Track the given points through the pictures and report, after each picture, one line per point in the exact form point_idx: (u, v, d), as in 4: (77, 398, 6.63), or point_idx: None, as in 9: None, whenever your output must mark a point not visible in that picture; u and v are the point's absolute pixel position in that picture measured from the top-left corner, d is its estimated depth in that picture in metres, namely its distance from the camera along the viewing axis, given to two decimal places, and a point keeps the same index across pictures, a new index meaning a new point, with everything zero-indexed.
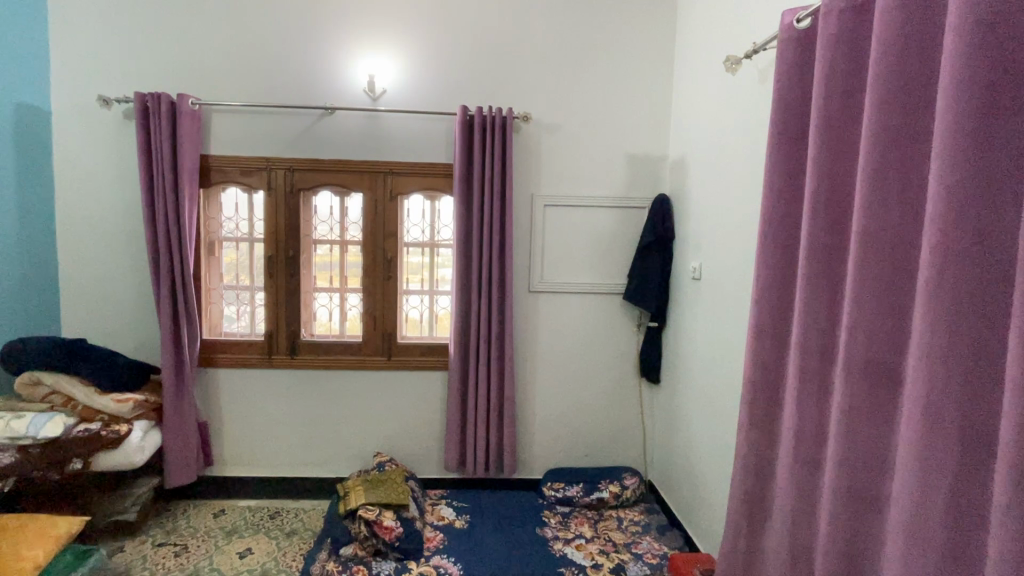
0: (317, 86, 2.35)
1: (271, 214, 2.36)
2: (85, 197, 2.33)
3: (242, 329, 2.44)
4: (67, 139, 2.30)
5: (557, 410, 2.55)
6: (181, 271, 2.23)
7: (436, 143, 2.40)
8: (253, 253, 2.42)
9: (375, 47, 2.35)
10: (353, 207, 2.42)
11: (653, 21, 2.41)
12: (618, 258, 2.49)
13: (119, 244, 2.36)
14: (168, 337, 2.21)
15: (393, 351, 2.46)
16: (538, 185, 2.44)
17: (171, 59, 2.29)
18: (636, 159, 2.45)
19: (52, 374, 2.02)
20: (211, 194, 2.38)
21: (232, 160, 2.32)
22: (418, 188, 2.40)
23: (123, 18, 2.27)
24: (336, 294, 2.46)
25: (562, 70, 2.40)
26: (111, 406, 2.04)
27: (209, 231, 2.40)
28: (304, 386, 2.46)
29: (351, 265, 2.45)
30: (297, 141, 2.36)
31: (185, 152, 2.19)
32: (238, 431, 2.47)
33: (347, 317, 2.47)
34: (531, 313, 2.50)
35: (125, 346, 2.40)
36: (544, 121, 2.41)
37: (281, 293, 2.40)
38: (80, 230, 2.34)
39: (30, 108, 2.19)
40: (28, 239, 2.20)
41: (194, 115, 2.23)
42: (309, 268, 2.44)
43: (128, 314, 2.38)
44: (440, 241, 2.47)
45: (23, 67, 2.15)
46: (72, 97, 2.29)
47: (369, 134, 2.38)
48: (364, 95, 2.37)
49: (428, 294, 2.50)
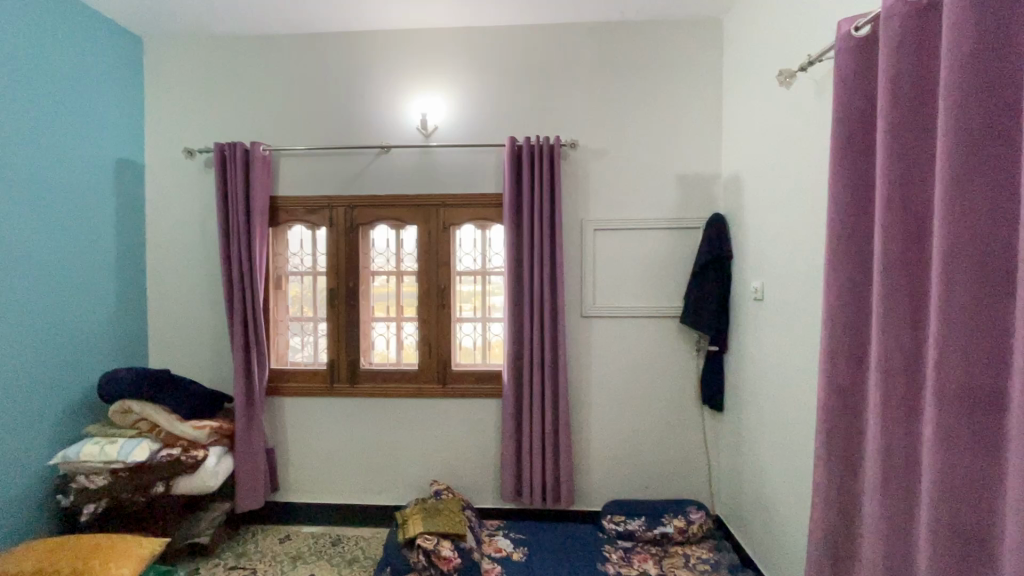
0: (374, 128, 2.50)
1: (332, 249, 2.49)
2: (171, 239, 2.56)
3: (306, 358, 2.56)
4: (157, 188, 2.56)
5: (615, 439, 2.47)
6: (253, 304, 2.38)
7: (485, 174, 2.47)
8: (316, 286, 2.55)
9: (428, 88, 2.48)
10: (408, 239, 2.52)
11: (698, 41, 2.40)
12: (673, 281, 2.43)
13: (199, 282, 2.56)
14: (240, 367, 2.36)
15: (447, 378, 2.50)
16: (586, 211, 2.44)
17: (246, 112, 2.52)
18: (687, 179, 2.41)
19: (140, 403, 2.16)
20: (279, 232, 2.55)
21: (298, 200, 2.49)
22: (469, 219, 2.47)
23: (205, 78, 2.53)
24: (393, 323, 2.54)
25: (608, 95, 2.43)
26: (189, 433, 2.18)
27: (277, 266, 2.56)
28: (363, 413, 2.53)
29: (407, 294, 2.53)
30: (356, 180, 2.50)
31: (257, 194, 2.37)
32: (303, 458, 2.55)
33: (403, 347, 2.54)
34: (584, 339, 2.46)
35: (202, 376, 2.57)
36: (591, 147, 2.44)
37: (341, 324, 2.51)
38: (166, 268, 2.56)
39: (127, 161, 2.45)
40: (123, 279, 2.43)
41: (265, 160, 2.42)
42: (366, 299, 2.54)
43: (205, 346, 2.56)
44: (491, 269, 2.51)
45: (123, 127, 2.43)
46: (162, 151, 2.55)
47: (422, 169, 2.48)
48: (417, 133, 2.49)
49: (480, 322, 2.53)
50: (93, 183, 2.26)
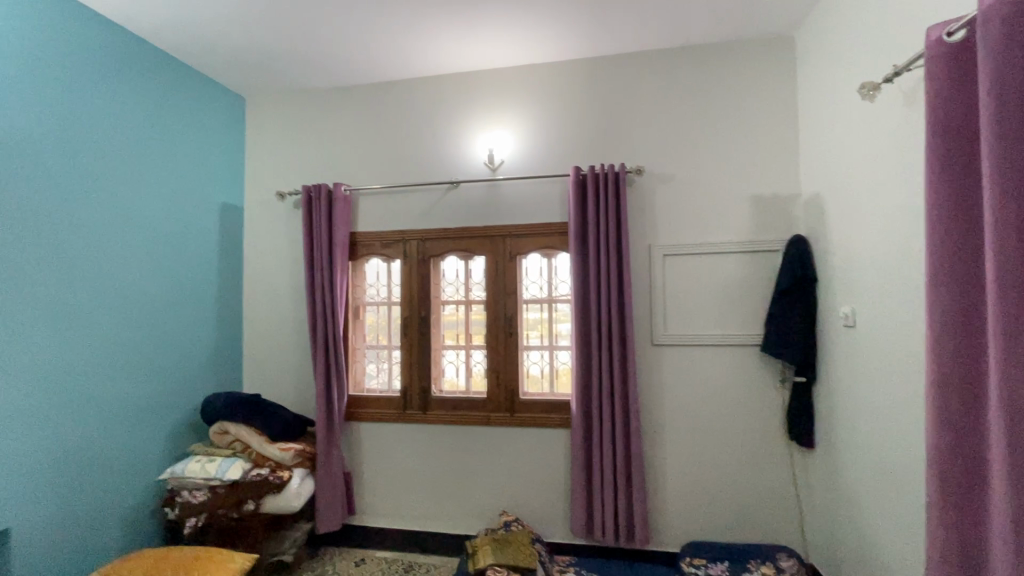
0: (444, 164, 2.63)
1: (406, 280, 2.62)
2: (265, 274, 2.80)
3: (381, 385, 2.67)
4: (254, 229, 2.83)
5: (692, 474, 2.34)
6: (334, 333, 2.54)
7: (550, 203, 2.51)
8: (391, 315, 2.68)
9: (494, 125, 2.59)
10: (476, 269, 2.59)
11: (768, 59, 2.33)
12: (750, 307, 2.31)
13: (287, 313, 2.77)
14: (322, 393, 2.50)
15: (516, 407, 2.50)
16: (654, 236, 2.40)
17: (330, 156, 2.75)
18: (761, 200, 2.31)
19: (235, 425, 2.36)
20: (358, 265, 2.72)
21: (375, 235, 2.66)
22: (535, 248, 2.50)
23: (296, 128, 2.80)
24: (462, 351, 2.60)
25: (673, 120, 2.41)
26: (276, 454, 2.32)
27: (356, 297, 2.72)
28: (434, 440, 2.58)
29: (476, 322, 2.59)
30: (427, 215, 2.63)
31: (339, 230, 2.56)
32: (377, 482, 2.63)
33: (472, 374, 2.59)
34: (655, 369, 2.38)
35: (288, 401, 2.75)
36: (657, 173, 2.41)
37: (414, 352, 2.60)
38: (259, 300, 2.81)
39: (229, 205, 2.75)
40: (224, 311, 2.69)
41: (346, 199, 2.62)
42: (437, 327, 2.62)
43: (291, 373, 2.75)
44: (558, 297, 2.51)
45: (227, 175, 2.73)
46: (258, 195, 2.83)
47: (489, 202, 2.57)
48: (485, 168, 2.59)
49: (547, 349, 2.52)
50: (200, 226, 2.55)
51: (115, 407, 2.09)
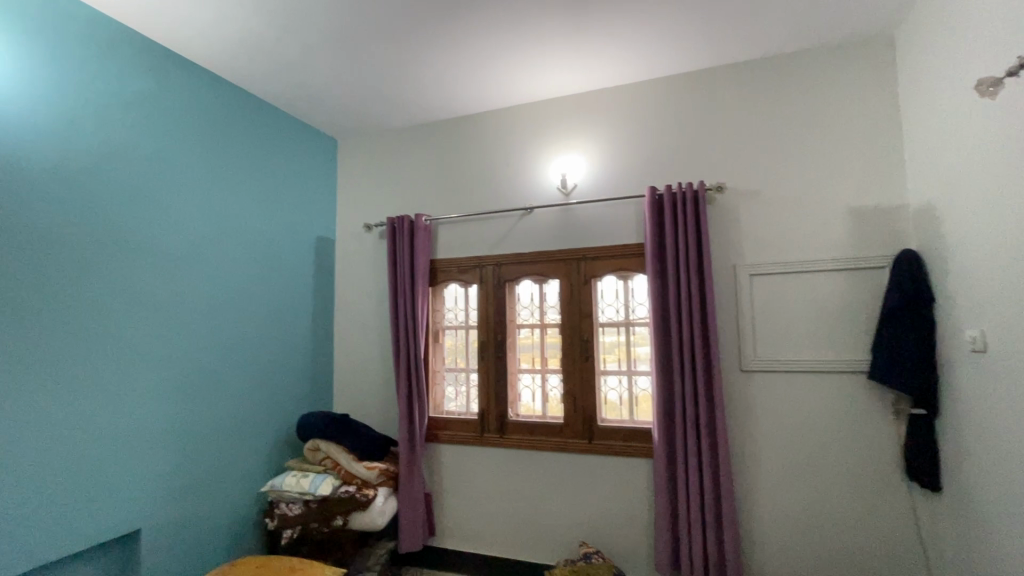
0: (518, 191, 2.70)
1: (483, 304, 2.68)
2: (353, 300, 3.00)
3: (460, 407, 2.73)
4: (344, 258, 3.05)
5: (791, 513, 2.13)
6: (415, 356, 2.65)
7: (626, 225, 2.47)
8: (468, 339, 2.74)
9: (567, 150, 2.62)
10: (551, 293, 2.60)
11: (861, 63, 2.17)
12: (854, 330, 2.10)
13: (372, 337, 2.93)
14: (404, 414, 2.60)
15: (594, 433, 2.44)
16: (739, 255, 2.28)
17: (412, 188, 2.92)
18: (861, 213, 2.12)
19: (326, 442, 2.50)
20: (438, 291, 2.83)
21: (454, 261, 2.76)
22: (610, 270, 2.47)
23: (381, 164, 3.01)
24: (538, 375, 2.60)
25: (755, 134, 2.30)
26: (362, 473, 2.44)
27: (436, 321, 2.82)
28: (511, 464, 2.58)
29: (551, 346, 2.58)
30: (503, 241, 2.69)
31: (420, 258, 2.69)
32: (456, 505, 2.66)
33: (549, 399, 2.57)
34: (744, 397, 2.23)
35: (373, 421, 2.88)
36: (740, 189, 2.31)
37: (491, 375, 2.64)
38: (348, 325, 3.00)
39: (323, 238, 3.00)
40: (317, 335, 2.91)
41: (426, 228, 2.76)
42: (513, 351, 2.64)
43: (376, 394, 2.89)
44: (636, 320, 2.44)
45: (321, 211, 2.99)
46: (348, 228, 3.06)
47: (563, 226, 2.58)
48: (558, 193, 2.62)
49: (626, 374, 2.44)
50: (297, 257, 2.80)
51: (223, 423, 2.30)
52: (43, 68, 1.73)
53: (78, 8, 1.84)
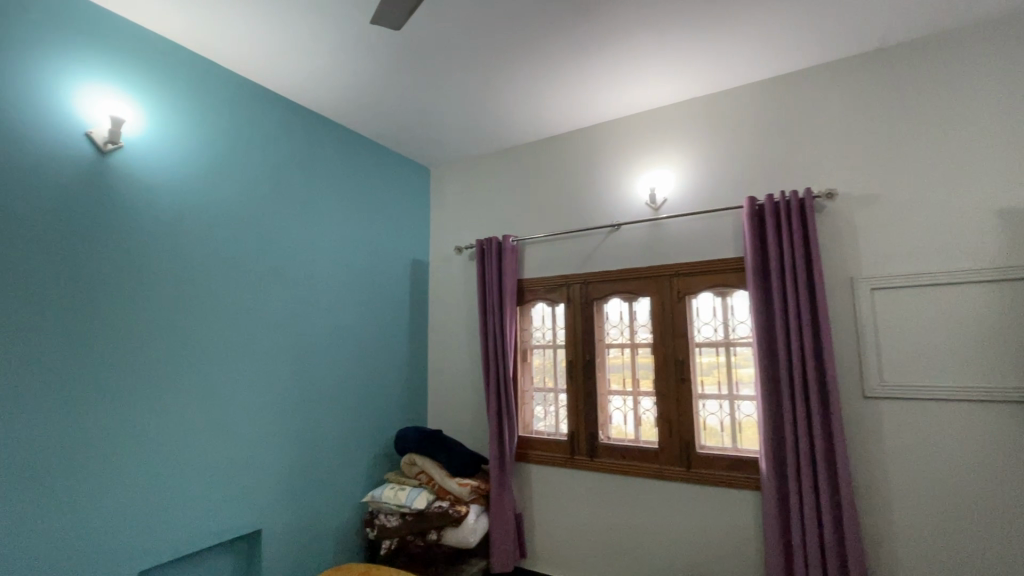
0: (605, 208, 2.66)
1: (571, 324, 2.66)
2: (445, 321, 3.12)
3: (549, 428, 2.70)
4: (437, 280, 3.20)
5: (937, 567, 1.82)
6: (505, 375, 2.68)
7: (722, 239, 2.33)
8: (556, 358, 2.72)
9: (655, 165, 2.55)
10: (642, 311, 2.51)
11: (1004, 44, 1.89)
12: (1011, 352, 1.78)
13: (463, 355, 3.02)
14: (494, 433, 2.63)
15: (692, 461, 2.29)
16: (856, 268, 2.05)
17: (499, 211, 3.00)
18: (1012, 215, 1.82)
19: (421, 457, 2.59)
20: (525, 310, 2.86)
21: (541, 280, 2.78)
22: (706, 286, 2.33)
23: (470, 190, 3.14)
24: (630, 397, 2.50)
25: (870, 134, 2.08)
26: (455, 488, 2.49)
27: (524, 340, 2.84)
28: (603, 489, 2.49)
29: (643, 366, 2.48)
30: (590, 258, 2.66)
31: (508, 278, 2.75)
32: (547, 528, 2.62)
33: (641, 422, 2.46)
34: (870, 427, 1.96)
35: (465, 439, 2.95)
36: (854, 195, 2.09)
37: (581, 396, 2.59)
38: (441, 345, 3.12)
39: (418, 261, 3.17)
40: (413, 354, 3.05)
41: (514, 249, 2.81)
42: (603, 371, 2.58)
43: (467, 412, 2.96)
44: (736, 339, 2.28)
45: (416, 236, 3.17)
46: (440, 251, 3.21)
47: (652, 242, 2.50)
48: (647, 208, 2.55)
49: (727, 399, 2.28)
50: (395, 280, 2.98)
51: (329, 435, 2.49)
52: (188, 124, 2.05)
53: (214, 71, 2.16)
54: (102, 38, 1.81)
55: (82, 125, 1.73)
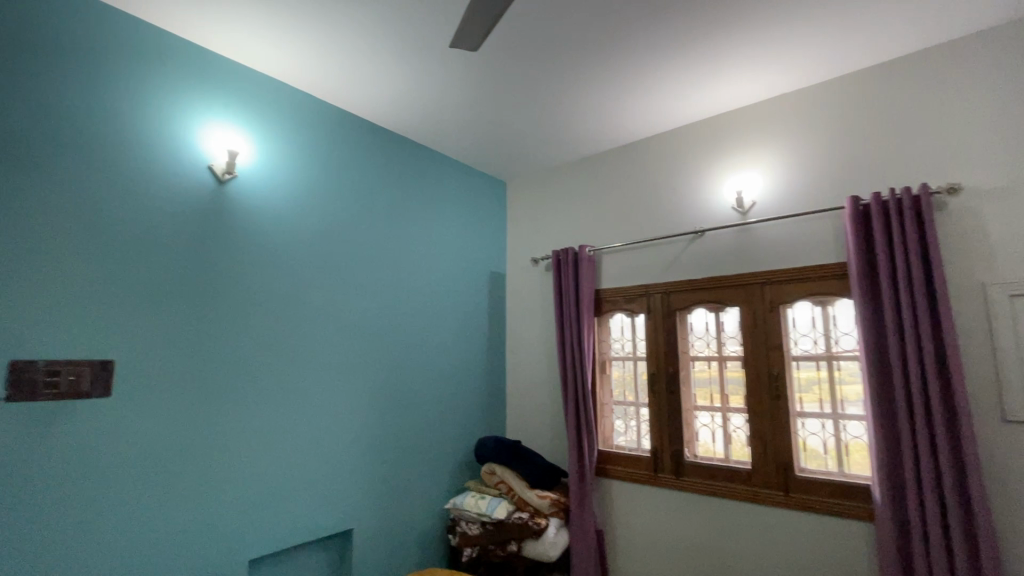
0: (687, 214, 2.56)
1: (652, 335, 2.57)
2: (523, 331, 3.15)
3: (630, 443, 2.62)
4: (514, 292, 3.24)
5: None
6: (583, 387, 2.63)
7: (820, 243, 2.15)
8: (637, 371, 2.64)
9: (741, 167, 2.41)
10: (730, 321, 2.37)
11: None
12: None
13: (541, 366, 3.02)
14: (573, 445, 2.59)
15: (791, 485, 2.10)
16: (988, 271, 1.79)
17: (575, 221, 2.99)
18: None
19: (501, 467, 2.61)
20: (603, 321, 2.81)
21: (620, 290, 2.72)
22: (803, 295, 2.16)
23: (545, 201, 3.16)
24: (718, 414, 2.36)
25: (1001, 118, 1.83)
26: (535, 501, 2.48)
27: (603, 352, 2.78)
28: (690, 510, 2.36)
29: (732, 381, 2.33)
30: (671, 267, 2.56)
31: (585, 289, 2.72)
32: (630, 548, 2.52)
33: (732, 441, 2.31)
34: (1014, 456, 1.69)
35: (544, 450, 2.93)
36: (983, 189, 1.83)
37: (664, 410, 2.49)
38: (519, 355, 3.15)
39: (495, 273, 3.23)
40: (491, 364, 3.11)
41: (590, 259, 2.78)
42: (688, 384, 2.47)
43: (545, 423, 2.95)
44: (840, 352, 2.08)
45: (493, 249, 3.24)
46: (517, 263, 3.25)
47: (740, 248, 2.36)
48: (733, 212, 2.41)
49: (830, 418, 2.08)
50: (474, 292, 3.06)
51: (413, 441, 2.59)
52: (290, 153, 2.26)
53: (313, 103, 2.37)
54: (220, 82, 2.05)
55: (204, 158, 1.97)
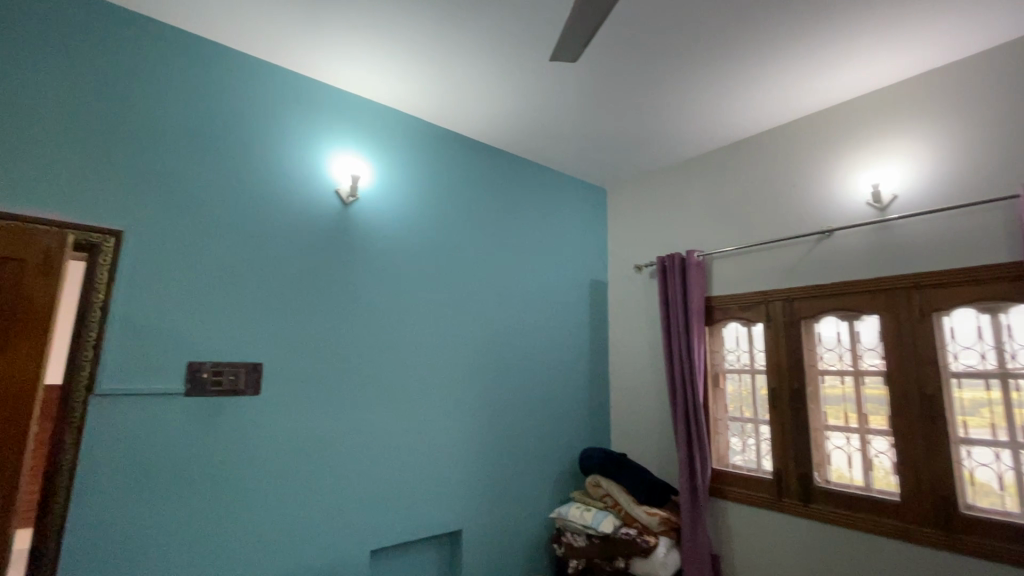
0: (811, 213, 2.33)
1: (772, 346, 2.37)
2: (626, 341, 3.07)
3: (749, 463, 2.42)
4: (617, 300, 3.17)
5: None
6: (693, 400, 2.49)
7: (987, 240, 1.82)
8: (755, 385, 2.44)
9: (877, 156, 2.14)
10: (867, 332, 2.10)
11: None
12: None
13: (646, 377, 2.92)
14: (684, 461, 2.45)
15: (954, 525, 1.79)
16: None
17: (681, 225, 2.86)
18: None
19: (606, 479, 2.57)
20: (715, 331, 2.64)
21: (733, 298, 2.54)
22: (965, 301, 1.84)
23: (648, 206, 3.06)
24: (854, 436, 2.10)
25: None
26: (644, 517, 2.40)
27: (715, 363, 2.62)
28: (823, 543, 2.10)
29: (872, 399, 2.07)
30: (793, 271, 2.34)
31: (694, 296, 2.58)
32: None
33: (873, 467, 2.04)
34: None
35: (651, 465, 2.81)
36: None
37: (788, 429, 2.27)
38: (623, 365, 3.07)
39: (597, 281, 3.19)
40: (594, 374, 3.06)
41: (699, 264, 2.64)
42: (817, 401, 2.23)
43: (652, 437, 2.83)
44: (1015, 369, 1.77)
45: (595, 257, 3.20)
46: (619, 271, 3.19)
47: (878, 247, 2.08)
48: (869, 208, 2.14)
49: (1005, 447, 1.76)
50: (575, 300, 3.05)
51: (518, 448, 2.63)
52: (404, 173, 2.44)
53: (424, 126, 2.55)
54: (346, 115, 2.30)
55: (332, 184, 2.21)
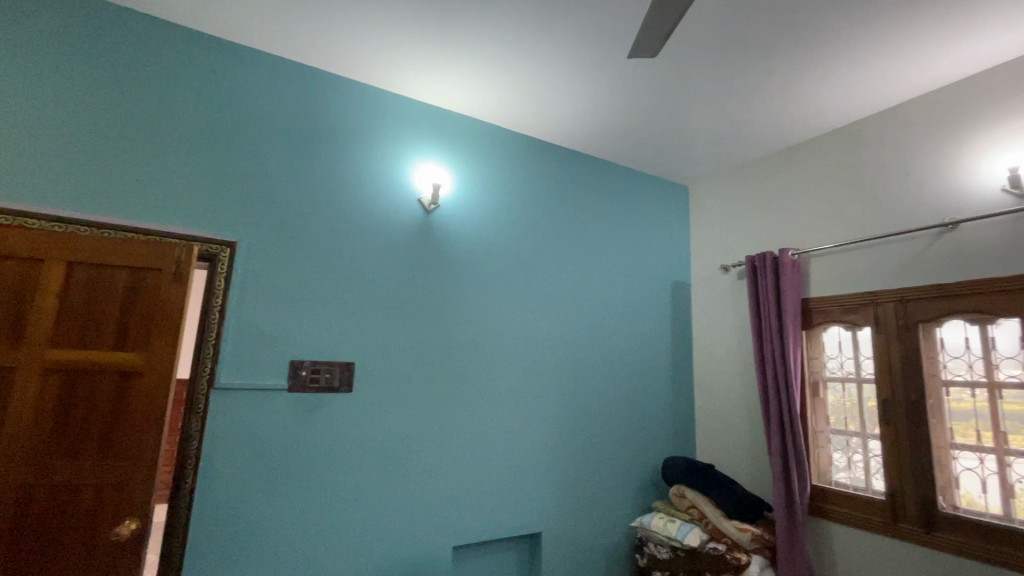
0: (929, 204, 2.07)
1: (883, 353, 2.14)
2: (712, 346, 2.91)
3: (856, 482, 2.20)
4: (701, 303, 3.02)
5: None
6: (789, 409, 2.31)
7: None
8: (862, 396, 2.22)
9: (1014, 136, 1.86)
10: (1004, 339, 1.84)
11: None
12: None
13: (735, 384, 2.75)
14: (778, 475, 2.28)
15: None
16: None
17: (773, 222, 2.67)
18: None
19: (692, 491, 2.45)
20: (814, 335, 2.43)
21: (834, 299, 2.33)
22: None
23: (735, 203, 2.89)
24: (990, 457, 1.84)
25: None
26: (734, 533, 2.24)
27: (813, 371, 2.41)
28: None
29: (1010, 416, 1.81)
30: (907, 269, 2.09)
31: (788, 297, 2.40)
32: None
33: (1014, 494, 1.78)
34: None
35: (742, 478, 2.64)
36: None
37: (904, 445, 2.03)
38: (708, 371, 2.91)
39: (679, 283, 3.06)
40: (678, 379, 2.94)
41: (794, 263, 2.45)
42: (941, 416, 1.97)
43: (742, 448, 2.66)
44: None
45: (677, 257, 3.08)
46: (704, 271, 3.04)
47: (1017, 240, 1.81)
48: (1004, 196, 1.87)
49: None
50: (657, 303, 2.94)
51: (598, 453, 2.59)
52: (483, 180, 2.50)
53: (502, 133, 2.60)
54: (428, 128, 2.40)
55: (415, 193, 2.32)
